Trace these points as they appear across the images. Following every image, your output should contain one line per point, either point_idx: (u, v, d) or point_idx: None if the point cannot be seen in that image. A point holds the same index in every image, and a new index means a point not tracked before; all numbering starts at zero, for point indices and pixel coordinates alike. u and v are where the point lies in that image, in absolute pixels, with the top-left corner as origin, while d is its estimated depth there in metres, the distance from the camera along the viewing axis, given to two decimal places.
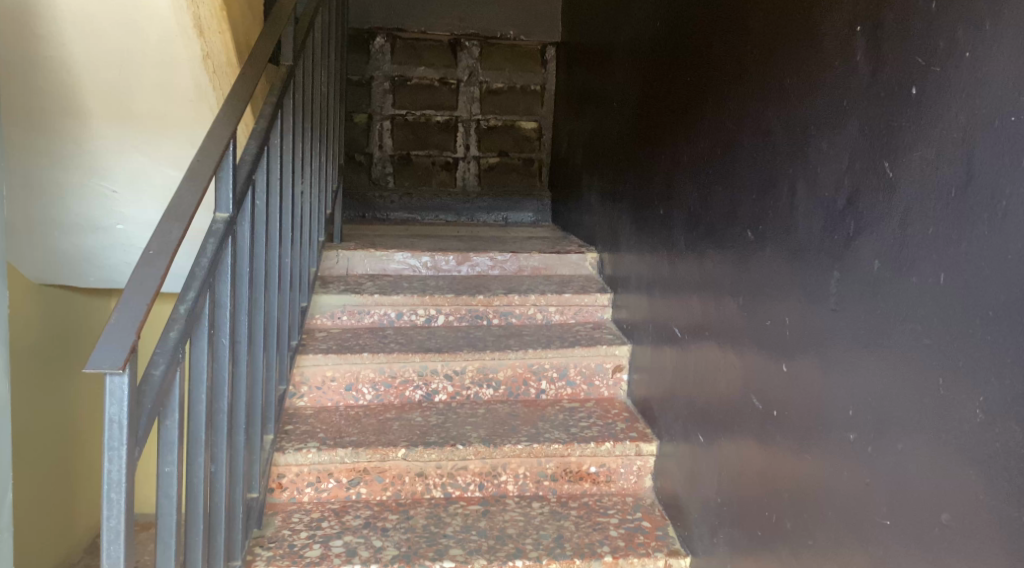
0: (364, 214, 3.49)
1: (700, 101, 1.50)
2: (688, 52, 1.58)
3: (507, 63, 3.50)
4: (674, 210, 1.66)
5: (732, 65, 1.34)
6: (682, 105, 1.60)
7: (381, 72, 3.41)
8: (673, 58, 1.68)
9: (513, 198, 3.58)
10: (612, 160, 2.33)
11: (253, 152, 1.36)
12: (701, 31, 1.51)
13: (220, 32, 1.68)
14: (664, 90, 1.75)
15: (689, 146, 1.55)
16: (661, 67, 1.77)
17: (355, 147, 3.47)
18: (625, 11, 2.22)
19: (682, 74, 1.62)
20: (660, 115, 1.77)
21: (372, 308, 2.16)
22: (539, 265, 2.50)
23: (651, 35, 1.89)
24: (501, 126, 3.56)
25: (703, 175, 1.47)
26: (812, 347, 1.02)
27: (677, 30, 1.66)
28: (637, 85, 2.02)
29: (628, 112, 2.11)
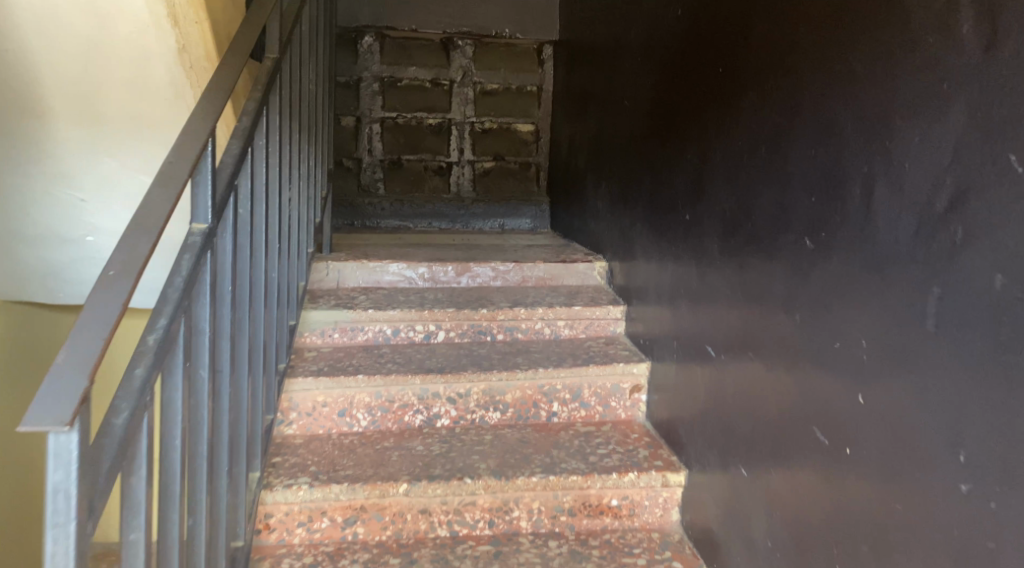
0: (353, 222, 3.32)
1: (738, 93, 1.34)
2: (718, 40, 1.44)
3: (502, 62, 3.34)
4: (704, 216, 1.51)
5: (779, 50, 1.19)
6: (714, 98, 1.45)
7: (369, 73, 3.24)
8: (700, 47, 1.53)
9: (510, 204, 3.43)
10: (623, 162, 2.18)
11: (235, 153, 1.19)
12: (736, 16, 1.36)
13: (199, 21, 1.51)
14: (687, 83, 1.60)
15: (724, 142, 1.40)
16: (684, 60, 1.62)
17: (343, 152, 3.29)
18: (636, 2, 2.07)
19: (712, 65, 1.46)
20: (684, 112, 1.62)
21: (366, 324, 1.99)
22: (543, 275, 2.33)
23: (669, 25, 1.74)
24: (497, 128, 3.41)
25: (741, 174, 1.32)
26: (904, 374, 0.87)
27: (703, 17, 1.51)
28: (653, 80, 1.86)
29: (641, 110, 1.97)
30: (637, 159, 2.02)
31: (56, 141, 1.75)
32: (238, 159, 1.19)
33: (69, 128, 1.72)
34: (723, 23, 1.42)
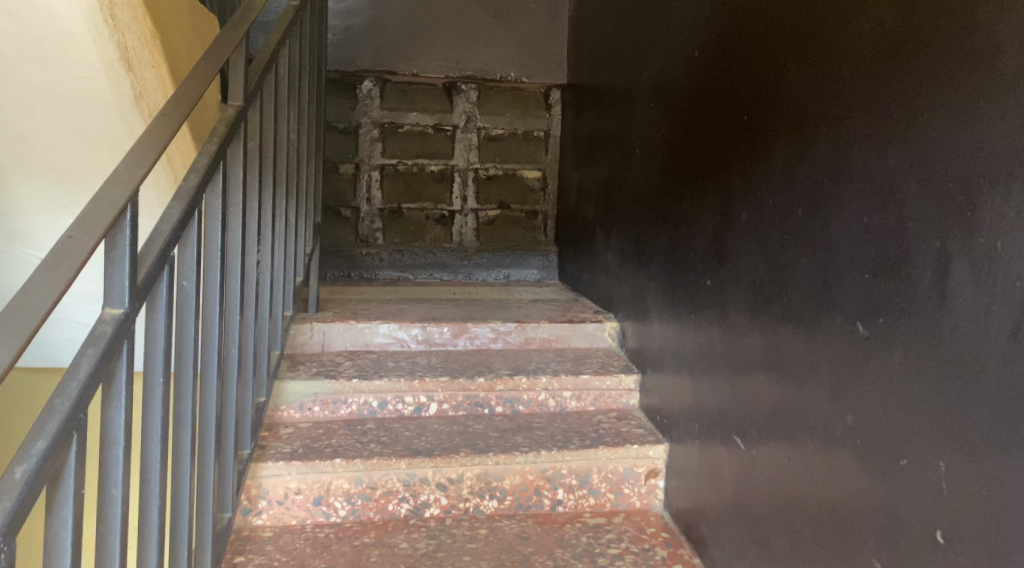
0: (350, 273, 3.15)
1: (769, 144, 1.15)
2: (743, 84, 1.26)
3: (508, 107, 3.19)
4: (728, 283, 1.32)
5: (822, 96, 1.00)
6: (739, 150, 1.27)
7: (369, 118, 3.09)
8: (722, 92, 1.35)
9: (516, 254, 3.25)
10: (636, 214, 2.00)
11: (176, 217, 1.02)
12: (765, 56, 1.18)
13: (156, 65, 1.36)
14: (707, 132, 1.42)
15: (753, 200, 1.21)
16: (704, 106, 1.44)
17: (340, 201, 3.13)
18: (650, 42, 1.90)
19: (736, 113, 1.28)
20: (704, 163, 1.43)
21: (350, 396, 1.79)
22: (548, 336, 2.12)
23: (686, 66, 1.57)
24: (502, 175, 3.24)
25: (774, 239, 1.13)
26: (1007, 502, 0.73)
27: (725, 57, 1.34)
28: (669, 127, 1.68)
29: (655, 159, 1.80)
30: (650, 212, 1.84)
31: (8, 195, 1.58)
32: (178, 225, 1.02)
33: (23, 181, 1.55)
34: (748, 65, 1.24)
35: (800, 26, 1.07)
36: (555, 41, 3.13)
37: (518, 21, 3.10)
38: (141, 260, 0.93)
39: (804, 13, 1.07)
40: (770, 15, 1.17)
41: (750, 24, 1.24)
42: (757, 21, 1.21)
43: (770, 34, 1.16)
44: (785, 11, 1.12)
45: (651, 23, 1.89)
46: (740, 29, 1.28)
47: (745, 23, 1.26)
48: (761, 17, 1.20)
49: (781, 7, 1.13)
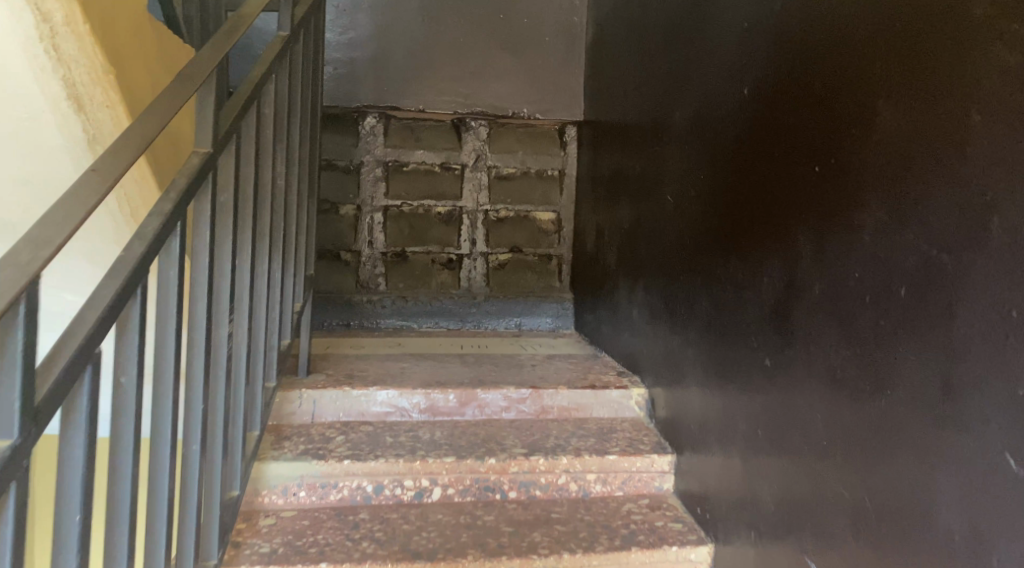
0: (349, 321, 2.92)
1: (855, 201, 0.94)
2: (812, 127, 1.05)
3: (520, 145, 2.99)
4: (798, 367, 1.09)
5: (944, 140, 0.81)
6: (808, 208, 1.06)
7: (372, 157, 2.91)
8: (782, 137, 1.15)
9: (529, 300, 3.02)
10: (668, 269, 1.78)
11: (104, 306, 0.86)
12: (845, 94, 0.98)
13: (110, 105, 1.14)
14: (763, 183, 1.21)
15: (829, 264, 1.00)
16: (759, 151, 1.23)
17: (340, 244, 2.93)
18: (686, 78, 1.70)
19: (802, 163, 1.08)
20: (756, 216, 1.24)
21: (340, 479, 1.55)
22: (568, 405, 1.88)
23: (731, 105, 1.38)
24: (514, 217, 3.03)
25: (863, 320, 0.93)
26: None
27: (783, 96, 1.15)
28: (712, 174, 1.48)
29: (693, 208, 1.59)
30: (687, 268, 1.62)
31: None
32: (107, 311, 0.85)
33: None
34: (820, 105, 1.04)
35: (895, 59, 0.89)
36: (572, 75, 2.92)
37: (532, 54, 2.90)
38: (43, 370, 0.79)
39: (897, 46, 0.89)
40: (850, 46, 0.98)
41: (821, 56, 1.05)
42: (831, 52, 1.02)
43: (853, 68, 0.97)
44: (874, 42, 0.93)
45: (688, 57, 1.69)
46: (804, 65, 1.10)
47: (810, 57, 1.08)
48: (836, 48, 1.01)
49: (867, 36, 0.94)
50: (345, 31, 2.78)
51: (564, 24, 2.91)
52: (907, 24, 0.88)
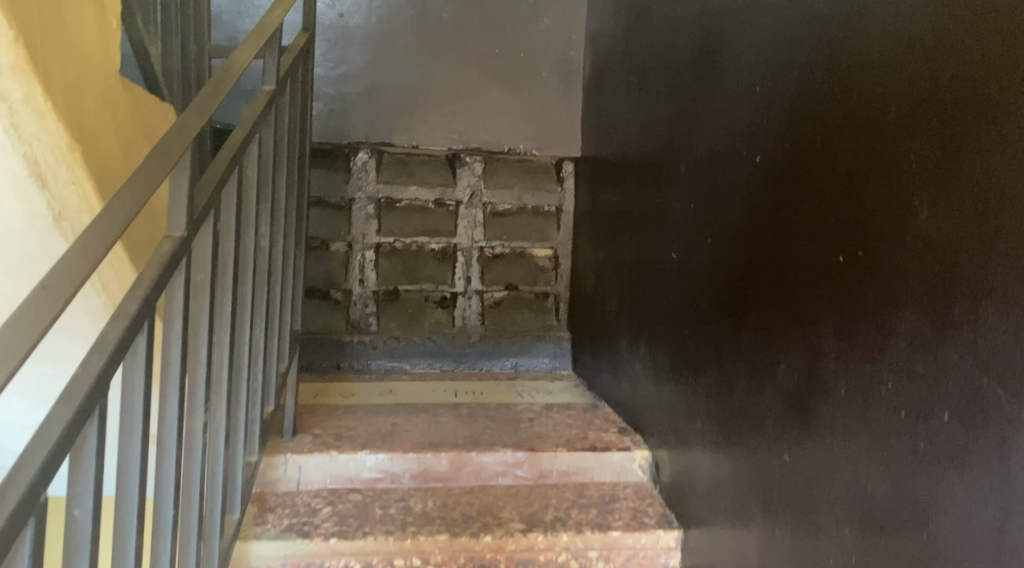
0: (339, 362, 2.81)
1: (891, 299, 0.95)
2: (837, 215, 1.05)
3: (516, 180, 2.91)
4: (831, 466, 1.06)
5: (986, 250, 0.83)
6: (832, 298, 1.05)
7: (363, 193, 2.83)
8: (800, 218, 1.14)
9: (525, 339, 2.90)
10: (674, 329, 1.70)
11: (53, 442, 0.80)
12: (875, 187, 0.98)
13: (76, 182, 1.07)
14: (777, 261, 1.20)
15: (862, 367, 0.99)
16: (771, 228, 1.22)
17: (331, 283, 2.84)
18: (692, 131, 1.63)
19: (824, 250, 1.07)
20: (771, 296, 1.22)
21: (326, 559, 1.48)
22: (568, 468, 1.80)
23: (744, 174, 1.35)
24: (510, 254, 2.95)
25: (898, 431, 0.93)
26: None
27: (804, 179, 1.14)
28: (719, 238, 1.44)
29: (701, 270, 1.53)
30: (694, 332, 1.56)
31: None
32: (63, 439, 0.81)
33: None
34: (845, 194, 1.03)
35: (940, 167, 0.89)
36: (569, 109, 2.85)
37: (528, 88, 2.83)
38: None
39: (941, 154, 0.89)
40: (879, 139, 0.98)
41: (845, 143, 1.04)
42: (857, 142, 1.02)
43: (882, 162, 0.97)
44: (907, 139, 0.94)
45: (695, 109, 1.63)
46: (826, 152, 1.09)
47: (834, 145, 1.07)
48: (864, 138, 1.01)
49: (900, 131, 0.95)
50: (336, 66, 2.71)
51: (560, 57, 2.84)
52: (946, 127, 0.88)
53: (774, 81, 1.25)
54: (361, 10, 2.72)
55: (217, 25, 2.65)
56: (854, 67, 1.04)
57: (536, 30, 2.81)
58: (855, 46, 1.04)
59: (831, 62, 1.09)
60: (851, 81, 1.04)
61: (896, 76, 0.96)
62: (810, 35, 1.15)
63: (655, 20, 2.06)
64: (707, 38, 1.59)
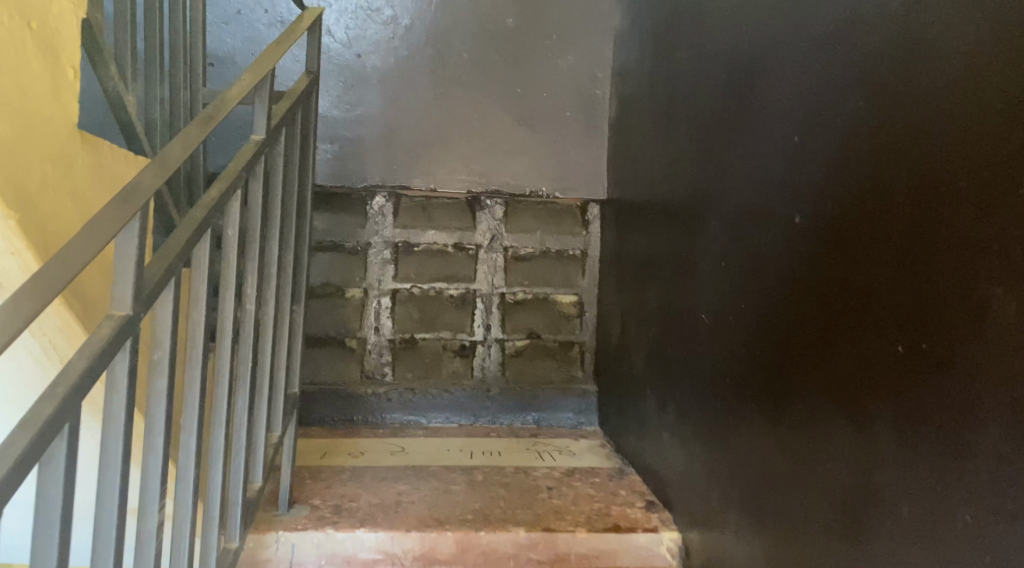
0: (352, 415, 2.67)
1: (961, 399, 0.83)
2: (891, 295, 0.93)
3: (539, 223, 2.77)
4: None
5: None
6: (888, 390, 0.93)
7: (380, 237, 2.71)
8: (844, 292, 1.02)
9: (547, 393, 2.74)
10: (704, 398, 1.54)
11: None
12: (938, 267, 0.86)
13: (15, 251, 1.01)
14: (819, 339, 1.08)
15: (929, 475, 0.87)
16: (812, 301, 1.11)
17: (345, 331, 2.72)
18: (726, 180, 1.48)
19: (877, 333, 0.95)
20: (815, 377, 1.09)
21: None
22: (587, 552, 1.63)
23: (781, 232, 1.21)
24: (532, 300, 2.79)
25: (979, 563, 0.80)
26: None
27: (850, 250, 1.02)
28: (752, 304, 1.31)
29: (735, 336, 1.38)
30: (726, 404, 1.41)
31: None
32: None
33: None
34: (901, 272, 0.92)
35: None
36: (595, 151, 2.71)
37: (551, 129, 2.69)
38: None
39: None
40: (942, 216, 0.86)
41: (898, 213, 0.93)
42: (913, 213, 0.90)
43: (948, 243, 0.85)
44: (977, 220, 0.82)
45: (729, 157, 1.47)
46: (876, 222, 0.97)
47: (885, 216, 0.95)
48: (920, 211, 0.89)
49: (968, 208, 0.83)
50: (351, 107, 2.63)
51: (586, 95, 2.70)
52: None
53: (817, 133, 1.11)
54: (378, 50, 2.63)
55: (229, 65, 2.57)
56: (907, 127, 0.92)
57: (560, 68, 2.68)
58: (908, 106, 0.92)
59: (881, 119, 0.97)
60: (902, 142, 0.93)
61: (959, 142, 0.85)
62: (854, 90, 1.03)
63: (685, 57, 1.92)
64: (744, 77, 1.43)
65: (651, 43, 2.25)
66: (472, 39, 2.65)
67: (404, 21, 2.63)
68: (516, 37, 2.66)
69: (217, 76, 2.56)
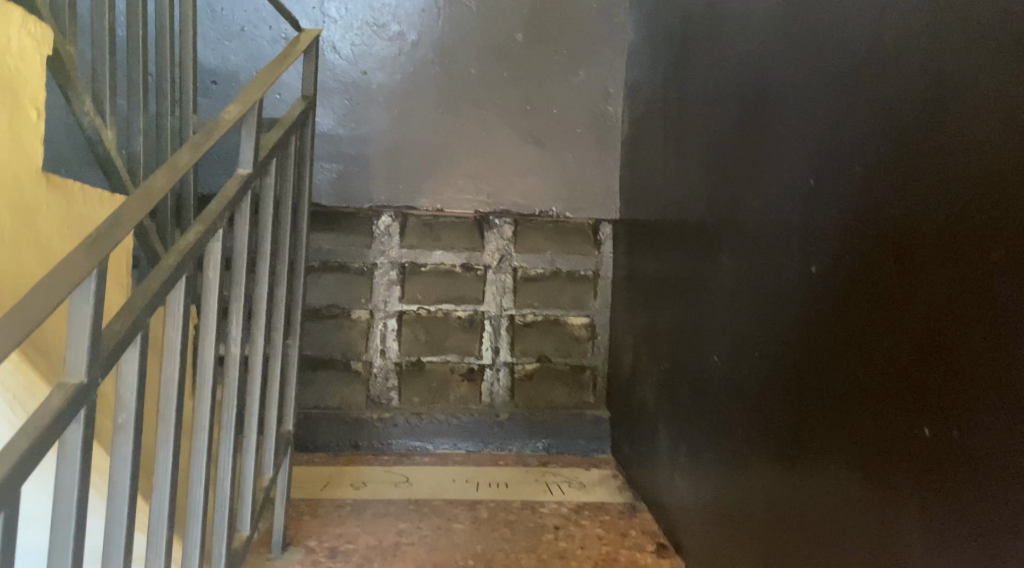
0: (357, 441, 2.61)
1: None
2: (922, 383, 0.99)
3: (549, 243, 2.68)
4: None
5: None
6: (916, 473, 1.00)
7: (386, 258, 2.63)
8: (879, 368, 1.07)
9: (557, 419, 2.65)
10: (743, 441, 1.48)
11: None
12: (968, 369, 0.92)
13: None
14: (853, 407, 1.13)
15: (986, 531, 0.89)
16: (848, 367, 1.15)
17: (350, 353, 2.65)
18: (762, 220, 1.42)
19: (908, 416, 1.01)
20: (866, 417, 1.10)
21: None
22: None
23: (828, 269, 1.20)
24: (542, 322, 2.71)
25: None
26: None
27: (906, 295, 1.02)
28: (785, 357, 1.33)
29: (774, 373, 1.37)
30: (763, 438, 1.41)
31: None
32: None
33: None
34: (933, 363, 0.97)
35: None
36: (607, 170, 2.62)
37: (561, 147, 2.62)
38: None
39: None
40: (1007, 272, 0.87)
41: (934, 307, 0.97)
42: (948, 311, 0.95)
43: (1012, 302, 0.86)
44: None
45: (764, 197, 1.41)
46: (936, 269, 0.97)
47: (945, 265, 0.96)
48: (954, 310, 0.94)
49: (999, 319, 0.88)
50: (356, 125, 2.56)
51: (597, 112, 2.62)
52: None
53: (874, 175, 1.09)
54: (384, 67, 2.56)
55: (232, 82, 2.52)
56: (944, 226, 0.96)
57: (571, 84, 2.60)
58: (947, 204, 0.95)
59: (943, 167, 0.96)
60: (939, 240, 0.97)
61: (1002, 252, 0.88)
62: (896, 171, 1.05)
63: (698, 77, 1.83)
64: (779, 111, 1.37)
65: (663, 61, 2.17)
66: (480, 56, 2.58)
67: (411, 37, 2.56)
68: (525, 53, 2.59)
69: (221, 94, 2.51)
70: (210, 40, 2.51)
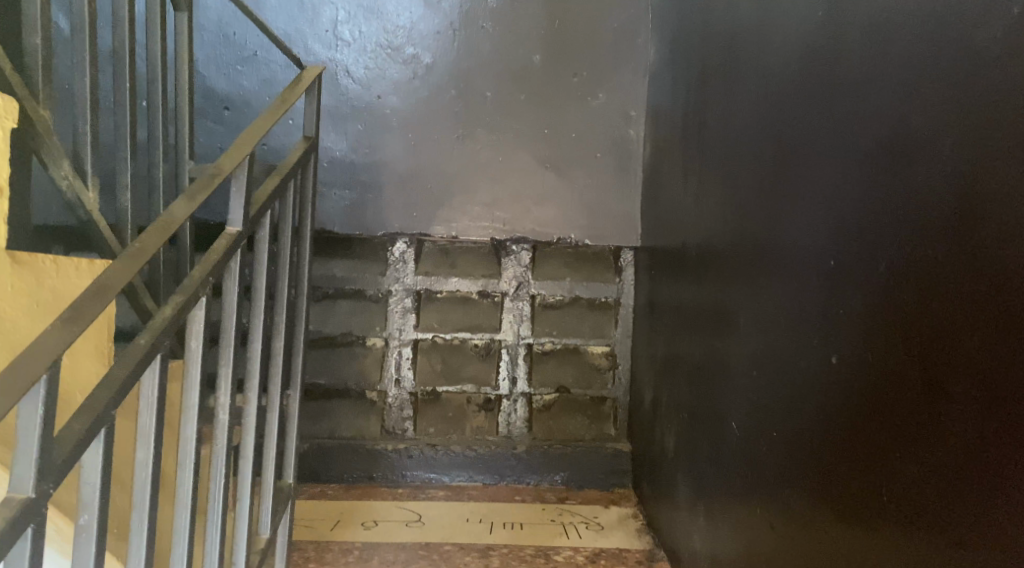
0: (372, 474, 2.55)
1: None
2: (941, 485, 0.89)
3: (569, 270, 2.58)
4: None
5: None
6: None
7: (401, 285, 2.55)
8: (896, 456, 0.97)
9: (576, 453, 2.58)
10: (757, 509, 1.39)
11: None
12: (994, 481, 0.81)
13: None
14: (869, 489, 1.03)
15: None
16: (863, 446, 1.04)
17: (364, 383, 2.58)
18: (778, 274, 1.32)
19: (925, 517, 0.91)
20: (891, 523, 0.98)
21: None
22: None
23: (848, 347, 1.09)
24: (562, 352, 2.62)
25: None
26: None
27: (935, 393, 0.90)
28: (803, 432, 1.22)
29: (791, 447, 1.26)
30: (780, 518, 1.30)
31: None
32: None
33: None
34: (956, 465, 0.87)
35: None
36: (627, 196, 2.53)
37: (579, 173, 2.53)
38: None
39: None
40: None
41: (959, 403, 0.87)
42: (974, 412, 0.84)
43: None
44: None
45: (780, 253, 1.31)
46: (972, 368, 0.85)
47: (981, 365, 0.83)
48: (982, 412, 0.83)
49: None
50: (370, 151, 2.51)
51: (617, 136, 2.53)
52: None
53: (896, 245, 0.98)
54: (399, 91, 2.50)
55: (247, 110, 2.48)
56: (973, 317, 0.85)
57: (590, 107, 2.52)
58: (977, 292, 0.84)
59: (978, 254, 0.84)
60: (964, 330, 0.86)
61: None
62: (920, 243, 0.93)
63: (718, 110, 1.73)
64: (795, 159, 1.27)
65: (683, 88, 2.08)
66: (496, 79, 2.50)
67: (426, 60, 2.50)
68: (542, 75, 2.50)
69: (234, 121, 2.47)
70: (222, 65, 2.46)
